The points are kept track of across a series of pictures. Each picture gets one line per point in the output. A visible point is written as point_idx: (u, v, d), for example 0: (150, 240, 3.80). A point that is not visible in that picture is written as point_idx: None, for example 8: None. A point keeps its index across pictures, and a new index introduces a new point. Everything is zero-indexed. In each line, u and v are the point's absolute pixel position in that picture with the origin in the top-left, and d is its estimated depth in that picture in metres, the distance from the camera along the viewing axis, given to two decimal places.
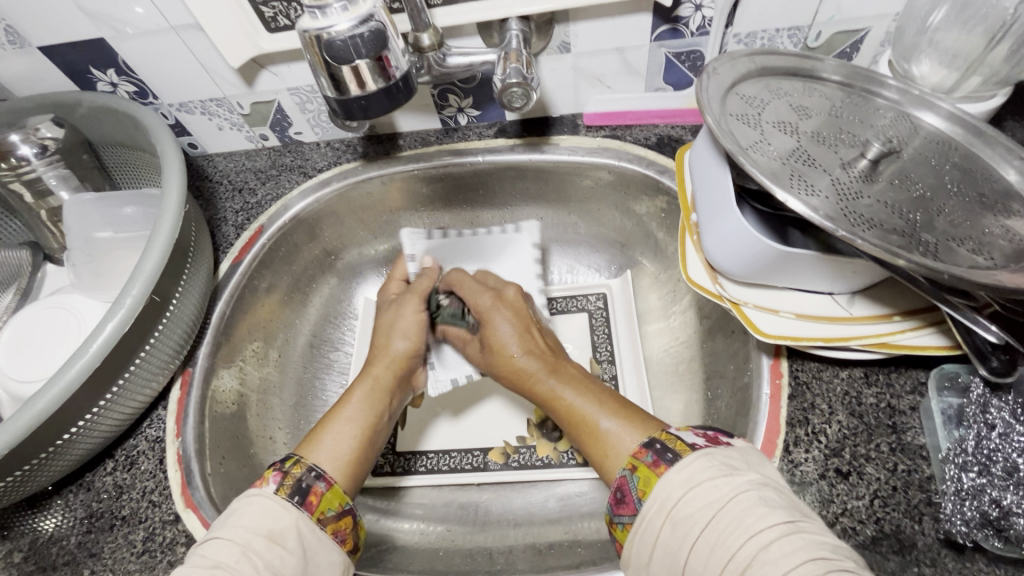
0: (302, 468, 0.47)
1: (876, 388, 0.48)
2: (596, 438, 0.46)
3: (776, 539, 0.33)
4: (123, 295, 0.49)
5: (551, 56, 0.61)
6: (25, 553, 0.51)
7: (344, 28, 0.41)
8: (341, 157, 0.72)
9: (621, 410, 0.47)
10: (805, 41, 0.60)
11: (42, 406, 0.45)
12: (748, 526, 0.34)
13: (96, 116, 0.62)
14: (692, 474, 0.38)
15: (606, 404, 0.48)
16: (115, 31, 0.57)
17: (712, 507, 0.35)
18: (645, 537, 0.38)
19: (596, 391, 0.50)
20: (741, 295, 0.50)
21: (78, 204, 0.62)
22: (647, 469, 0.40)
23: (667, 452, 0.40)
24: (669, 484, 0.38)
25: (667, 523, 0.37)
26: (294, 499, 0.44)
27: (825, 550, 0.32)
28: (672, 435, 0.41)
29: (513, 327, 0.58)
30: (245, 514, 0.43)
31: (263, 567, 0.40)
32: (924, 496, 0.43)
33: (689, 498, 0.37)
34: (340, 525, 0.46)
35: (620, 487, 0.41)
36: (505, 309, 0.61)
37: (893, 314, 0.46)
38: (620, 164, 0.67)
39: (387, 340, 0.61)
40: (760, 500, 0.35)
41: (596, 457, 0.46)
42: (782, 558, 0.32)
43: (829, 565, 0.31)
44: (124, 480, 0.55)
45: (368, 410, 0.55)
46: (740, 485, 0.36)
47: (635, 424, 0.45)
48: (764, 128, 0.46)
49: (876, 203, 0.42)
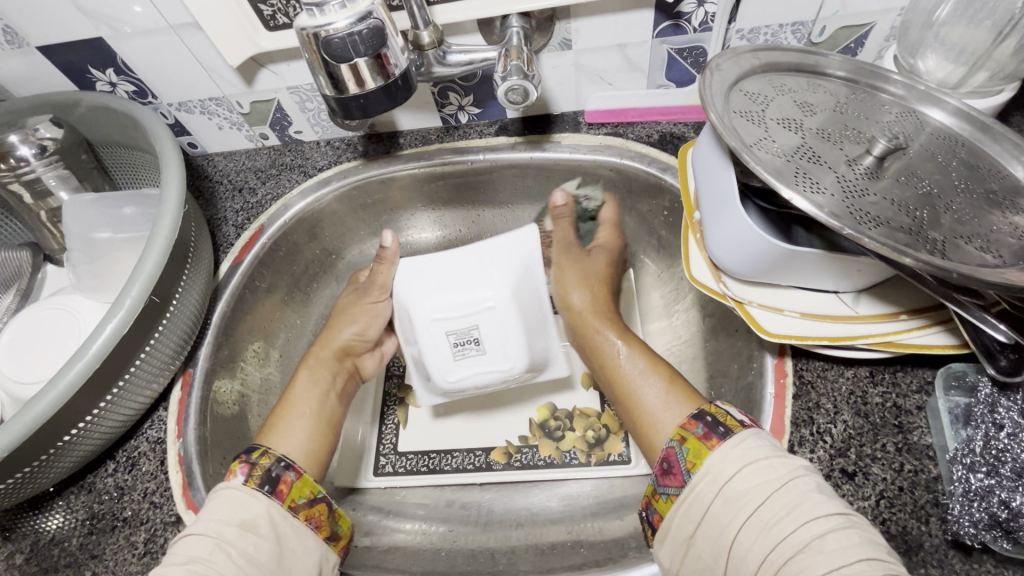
0: (271, 458, 0.48)
1: (881, 388, 0.47)
2: (642, 409, 0.49)
3: (834, 528, 0.33)
4: (122, 297, 0.48)
5: (552, 53, 0.61)
6: (26, 555, 0.51)
7: (342, 26, 0.40)
8: (341, 156, 0.72)
9: (670, 385, 0.50)
10: (809, 36, 0.59)
11: (40, 410, 0.45)
12: (805, 510, 0.35)
13: (95, 115, 0.62)
14: (747, 451, 0.39)
15: (656, 376, 0.51)
16: (114, 30, 0.57)
17: (769, 485, 0.36)
18: (691, 509, 0.39)
19: (650, 363, 0.53)
20: (745, 294, 0.49)
21: (76, 205, 0.62)
22: (698, 440, 0.41)
23: (718, 426, 0.41)
24: (724, 458, 0.39)
25: (718, 497, 0.38)
26: (264, 488, 0.45)
27: (880, 552, 0.33)
28: (720, 408, 0.43)
29: (581, 276, 0.64)
30: (217, 508, 0.43)
31: (239, 552, 0.40)
32: (931, 497, 0.42)
33: (746, 473, 0.37)
34: (313, 511, 0.47)
35: (667, 457, 0.42)
36: (595, 263, 0.66)
37: (899, 313, 0.46)
38: (623, 162, 0.66)
39: (334, 324, 0.64)
40: (817, 488, 0.36)
41: (640, 425, 0.49)
42: (842, 549, 0.32)
43: (883, 565, 0.32)
44: (126, 481, 0.54)
45: (320, 384, 0.58)
46: (795, 467, 0.37)
47: (682, 403, 0.48)
48: (768, 124, 0.45)
49: (882, 200, 0.41)
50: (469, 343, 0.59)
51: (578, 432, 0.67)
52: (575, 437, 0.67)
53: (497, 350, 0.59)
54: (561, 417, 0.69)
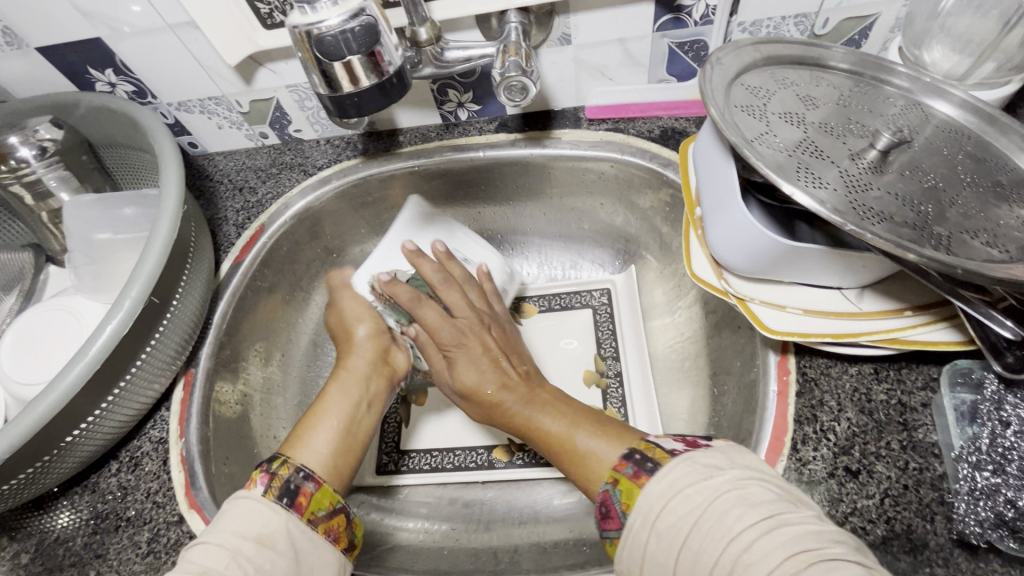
0: (289, 469, 0.46)
1: (886, 385, 0.47)
2: (578, 456, 0.46)
3: (757, 539, 0.32)
4: (122, 298, 0.49)
5: (551, 48, 0.60)
6: (32, 554, 0.51)
7: (334, 23, 0.40)
8: (340, 155, 0.72)
9: (601, 427, 0.48)
10: (812, 28, 0.58)
11: (41, 412, 0.45)
12: (730, 531, 0.33)
13: (94, 116, 0.62)
14: (671, 482, 0.37)
15: (587, 424, 0.48)
16: (112, 30, 0.57)
17: (696, 512, 0.35)
18: (633, 549, 0.37)
19: (574, 416, 0.50)
20: (747, 291, 0.49)
21: (77, 206, 0.62)
22: (629, 481, 0.39)
23: (648, 462, 0.40)
24: (649, 496, 0.37)
25: (652, 534, 0.36)
26: (283, 501, 0.44)
27: (813, 543, 0.32)
28: (651, 443, 0.41)
29: (467, 362, 0.56)
30: (235, 517, 0.42)
31: (253, 570, 0.40)
32: (937, 495, 0.42)
33: (671, 505, 0.36)
34: (332, 523, 0.46)
35: (603, 502, 0.41)
36: (462, 348, 0.57)
37: (904, 309, 0.45)
38: (623, 158, 0.66)
39: (349, 331, 0.61)
40: (741, 499, 0.35)
41: (574, 470, 0.46)
42: (766, 558, 0.32)
43: (813, 557, 0.31)
44: (129, 481, 0.55)
45: (350, 392, 0.56)
46: (720, 486, 0.36)
47: (618, 439, 0.46)
48: (770, 119, 0.45)
49: (887, 195, 0.40)
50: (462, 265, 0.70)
51: None
52: None
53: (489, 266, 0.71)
54: None
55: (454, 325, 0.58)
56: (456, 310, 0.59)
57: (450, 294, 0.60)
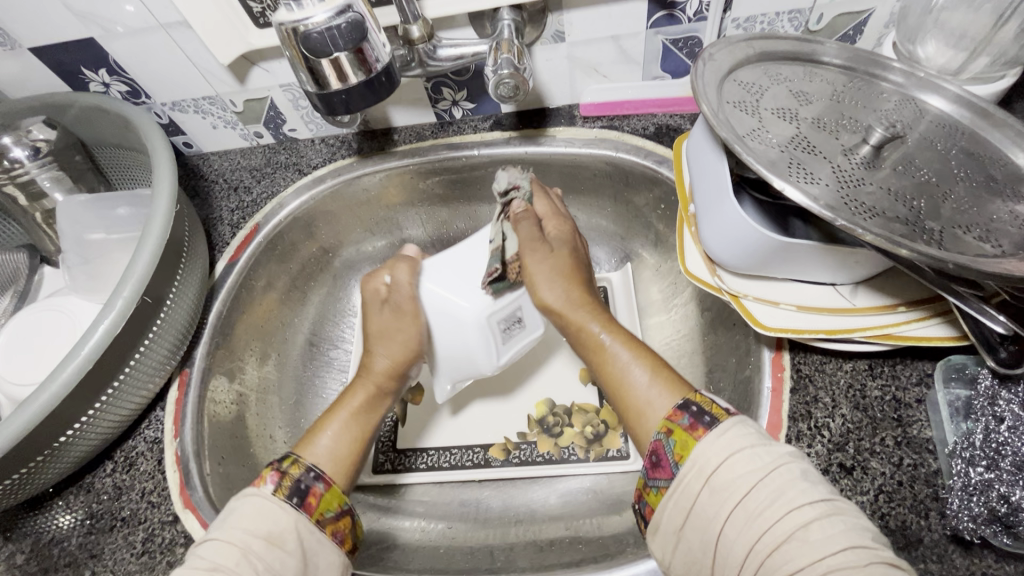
0: (300, 468, 0.46)
1: (880, 381, 0.47)
2: (628, 390, 0.45)
3: (818, 518, 0.33)
4: (114, 298, 0.49)
5: (545, 45, 0.60)
6: (27, 555, 0.51)
7: (320, 20, 0.40)
8: (335, 153, 0.71)
9: (655, 364, 0.46)
10: (806, 24, 0.58)
11: (33, 411, 0.45)
12: (788, 500, 0.34)
13: (88, 117, 0.62)
14: (732, 440, 0.38)
15: (640, 356, 0.47)
16: (105, 31, 0.57)
17: (759, 472, 0.36)
18: (680, 502, 0.38)
19: (631, 346, 0.48)
20: (741, 287, 0.49)
21: (70, 206, 0.61)
22: (684, 432, 0.40)
23: (705, 415, 0.40)
24: (708, 450, 0.38)
25: (705, 489, 0.37)
26: (292, 501, 0.44)
27: (864, 538, 0.33)
28: (706, 397, 0.41)
29: (553, 270, 0.53)
30: (245, 513, 0.42)
31: (264, 569, 0.40)
32: (931, 491, 0.42)
33: (732, 463, 0.37)
34: (339, 525, 0.46)
35: (656, 451, 0.41)
36: (559, 256, 0.54)
37: (897, 305, 0.45)
38: (618, 156, 0.66)
39: (370, 354, 0.56)
40: (802, 473, 0.36)
41: (626, 412, 0.45)
42: (826, 539, 0.33)
43: (867, 555, 0.32)
44: (124, 481, 0.55)
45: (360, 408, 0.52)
46: (781, 455, 0.37)
47: (672, 385, 0.44)
48: (762, 114, 0.45)
49: (879, 190, 0.40)
50: (514, 322, 0.59)
51: (577, 428, 0.67)
52: (574, 432, 0.67)
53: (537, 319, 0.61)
54: (560, 413, 0.68)
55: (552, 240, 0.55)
56: (556, 232, 0.56)
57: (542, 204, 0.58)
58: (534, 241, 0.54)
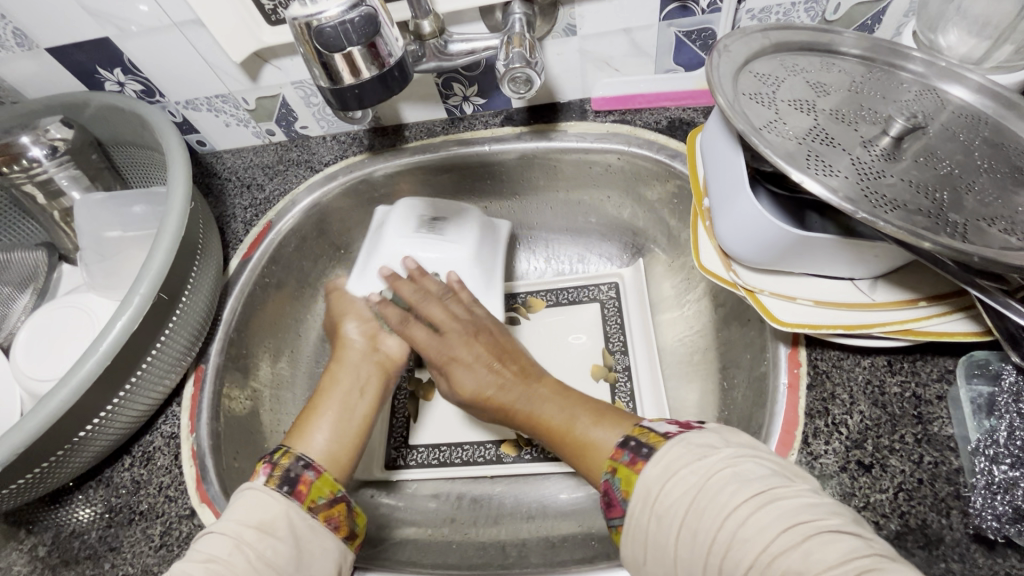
0: (290, 458, 0.49)
1: (900, 377, 0.46)
2: (576, 443, 0.47)
3: (751, 514, 0.33)
4: (131, 294, 0.49)
5: (556, 39, 0.60)
6: (48, 547, 0.52)
7: (333, 14, 0.40)
8: (347, 150, 0.72)
9: (598, 414, 0.48)
10: (823, 14, 0.56)
11: (54, 406, 0.46)
12: (724, 505, 0.34)
13: (104, 115, 0.63)
14: (667, 464, 0.38)
15: (584, 410, 0.49)
16: (119, 30, 0.57)
17: (692, 490, 0.36)
18: (635, 535, 0.38)
19: (572, 401, 0.51)
20: (756, 282, 0.48)
21: (88, 204, 0.62)
22: (626, 469, 0.40)
23: (643, 447, 0.41)
24: (648, 477, 0.38)
25: (651, 519, 0.37)
26: (282, 488, 0.46)
27: (807, 513, 0.33)
28: (644, 428, 0.42)
29: (472, 363, 0.55)
30: (240, 506, 0.44)
31: (255, 557, 0.41)
32: (953, 489, 0.41)
33: (668, 488, 0.37)
34: (333, 512, 0.47)
35: (606, 491, 0.41)
36: (466, 353, 0.56)
37: (918, 299, 0.44)
38: (630, 150, 0.65)
39: (341, 333, 0.61)
40: (736, 476, 0.36)
41: (584, 469, 0.46)
42: (762, 530, 0.33)
43: (807, 529, 0.32)
44: (142, 476, 0.55)
45: (343, 382, 0.57)
46: (714, 464, 0.37)
47: (613, 427, 0.46)
48: (779, 106, 0.44)
49: (900, 182, 0.39)
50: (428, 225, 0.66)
51: None
52: None
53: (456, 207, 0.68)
54: None
55: (444, 356, 0.57)
56: (447, 336, 0.57)
57: (433, 312, 0.58)
58: (439, 358, 0.57)
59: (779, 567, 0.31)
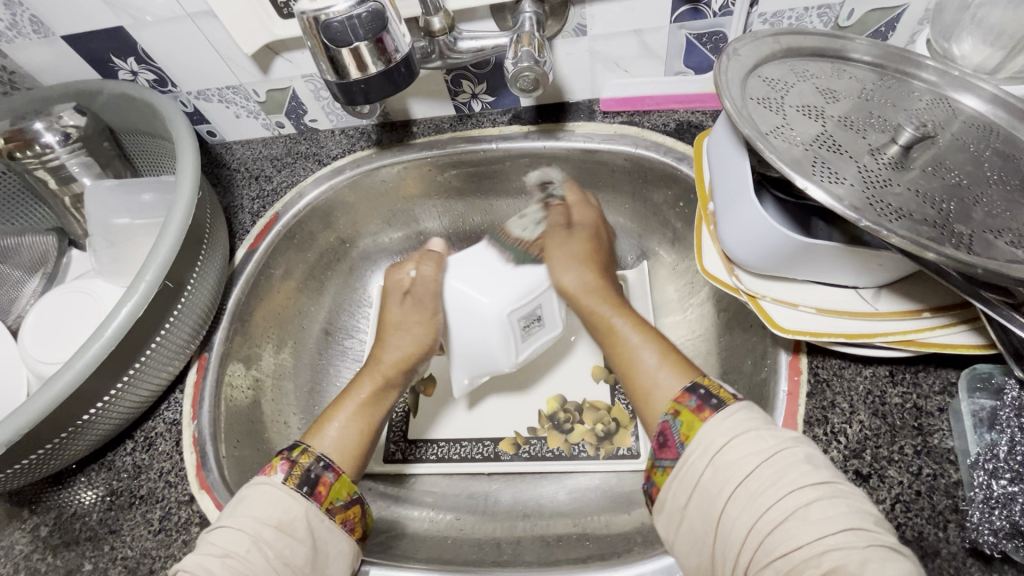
0: (310, 458, 0.48)
1: (901, 388, 0.45)
2: (638, 375, 0.49)
3: (819, 499, 0.35)
4: (137, 282, 0.50)
5: (566, 39, 0.59)
6: (50, 528, 0.53)
7: (343, 10, 0.40)
8: (355, 145, 0.72)
9: (666, 352, 0.50)
10: (836, 19, 0.56)
11: (59, 389, 0.46)
12: (791, 480, 0.37)
13: (116, 104, 0.63)
14: (737, 423, 0.40)
15: (653, 344, 0.51)
16: (134, 20, 0.58)
17: (760, 454, 0.38)
18: (685, 480, 0.41)
19: (649, 336, 0.52)
20: (759, 288, 0.48)
21: (98, 191, 0.63)
22: (691, 414, 0.43)
23: (712, 398, 0.43)
24: (714, 429, 0.41)
25: (709, 468, 0.39)
26: (301, 488, 0.46)
27: (864, 522, 0.35)
28: (715, 381, 0.44)
29: (575, 258, 0.59)
30: (253, 502, 0.44)
31: (273, 556, 0.41)
32: (951, 502, 0.41)
33: (736, 444, 0.39)
34: (348, 514, 0.48)
35: (662, 431, 0.44)
36: (578, 251, 0.59)
37: (922, 310, 0.44)
38: (637, 152, 0.65)
39: (385, 339, 0.59)
40: (804, 457, 0.38)
41: (638, 396, 0.48)
42: (825, 519, 0.35)
43: (868, 536, 0.34)
44: (143, 460, 0.56)
45: (377, 403, 0.55)
46: (786, 438, 0.39)
47: (679, 370, 0.47)
48: (787, 112, 0.44)
49: (906, 192, 0.39)
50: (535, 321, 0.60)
51: (587, 425, 0.67)
52: (584, 429, 0.67)
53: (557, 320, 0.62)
54: (571, 409, 0.68)
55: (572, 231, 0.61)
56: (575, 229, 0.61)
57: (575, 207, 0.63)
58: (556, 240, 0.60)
59: (827, 561, 0.33)
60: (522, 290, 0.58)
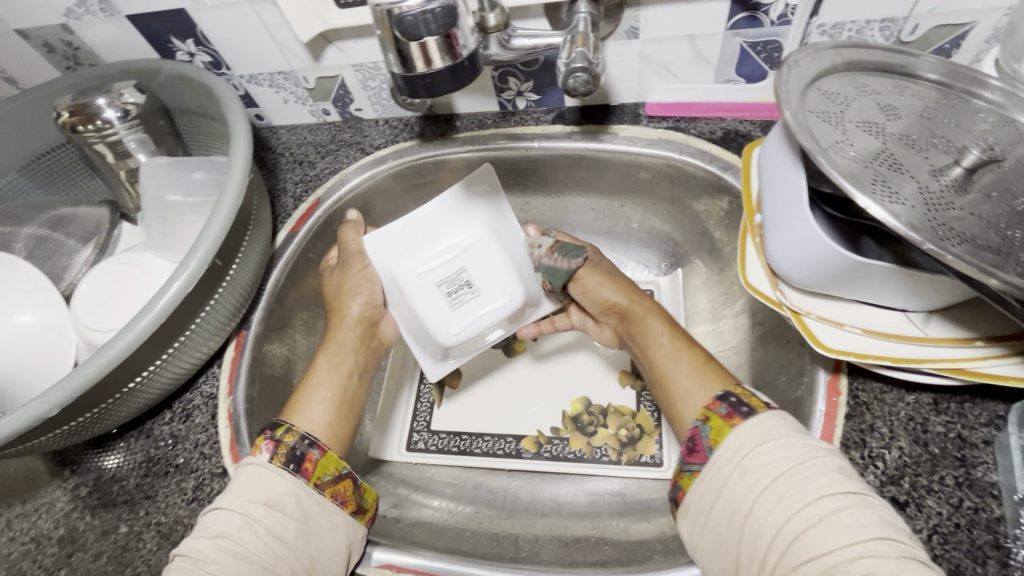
0: (294, 436, 0.51)
1: (945, 417, 0.44)
2: (673, 386, 0.51)
3: (849, 507, 0.36)
4: (188, 259, 0.51)
5: (618, 41, 0.59)
6: (90, 488, 0.56)
7: (415, 3, 0.40)
8: (398, 135, 0.73)
9: (702, 364, 0.51)
10: (899, 34, 0.54)
11: (109, 357, 0.48)
12: (818, 487, 0.37)
13: (174, 83, 0.65)
14: (767, 429, 0.42)
15: (689, 356, 0.52)
16: (196, 3, 0.59)
17: (788, 461, 0.39)
18: (712, 482, 0.42)
19: (686, 349, 0.53)
20: (803, 304, 0.47)
21: (153, 166, 0.65)
22: (721, 420, 0.44)
23: (742, 406, 0.44)
24: (744, 434, 0.42)
25: (737, 470, 0.41)
26: (289, 467, 0.49)
27: (897, 534, 0.35)
28: (746, 390, 0.46)
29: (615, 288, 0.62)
30: (245, 481, 0.47)
31: (264, 532, 0.45)
32: (992, 538, 0.40)
33: (765, 449, 0.41)
34: (338, 488, 0.50)
35: (692, 437, 0.45)
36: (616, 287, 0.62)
37: (974, 339, 0.43)
38: (680, 158, 0.64)
39: (342, 303, 0.65)
40: (836, 468, 0.39)
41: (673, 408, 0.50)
42: (855, 527, 0.35)
43: (900, 546, 0.34)
44: (180, 431, 0.58)
45: (341, 366, 0.61)
46: (815, 448, 0.40)
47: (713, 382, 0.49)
48: (846, 127, 0.43)
49: (969, 216, 0.38)
50: (461, 285, 0.70)
51: (611, 430, 0.67)
52: (607, 434, 0.67)
53: (489, 289, 0.70)
54: (595, 412, 0.68)
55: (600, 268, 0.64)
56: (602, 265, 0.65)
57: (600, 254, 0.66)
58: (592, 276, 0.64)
59: (859, 567, 0.34)
60: (446, 256, 0.70)
